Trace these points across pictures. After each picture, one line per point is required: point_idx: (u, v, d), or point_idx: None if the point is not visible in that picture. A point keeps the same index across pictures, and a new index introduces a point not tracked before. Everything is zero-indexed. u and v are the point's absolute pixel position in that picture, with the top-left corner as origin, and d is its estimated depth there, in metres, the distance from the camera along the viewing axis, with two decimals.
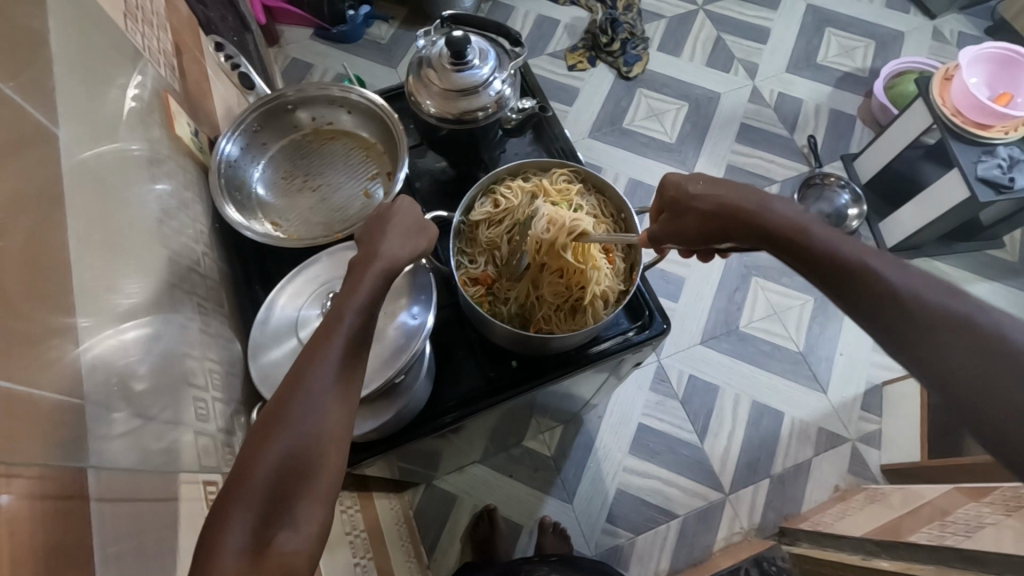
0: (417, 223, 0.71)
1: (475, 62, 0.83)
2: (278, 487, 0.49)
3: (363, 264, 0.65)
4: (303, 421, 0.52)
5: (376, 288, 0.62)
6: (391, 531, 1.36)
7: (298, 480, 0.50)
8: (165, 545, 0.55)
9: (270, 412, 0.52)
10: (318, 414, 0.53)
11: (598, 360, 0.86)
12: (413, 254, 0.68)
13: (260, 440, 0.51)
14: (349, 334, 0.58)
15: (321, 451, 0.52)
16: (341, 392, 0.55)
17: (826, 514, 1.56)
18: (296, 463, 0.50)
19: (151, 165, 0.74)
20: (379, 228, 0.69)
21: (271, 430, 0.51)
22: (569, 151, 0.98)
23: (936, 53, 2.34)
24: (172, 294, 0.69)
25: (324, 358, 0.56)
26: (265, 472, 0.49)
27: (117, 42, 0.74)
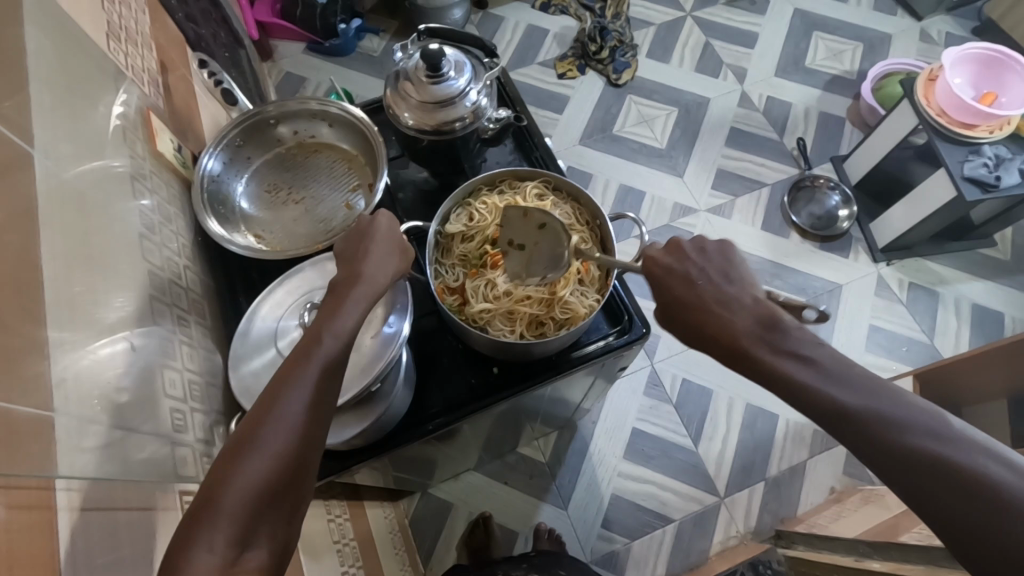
0: (399, 243, 0.72)
1: (450, 74, 0.85)
2: (246, 508, 0.50)
3: (344, 286, 0.67)
4: (273, 443, 0.53)
5: (355, 311, 0.64)
6: (385, 540, 1.36)
7: (264, 502, 0.51)
8: (139, 554, 0.56)
9: (240, 433, 0.53)
10: (289, 436, 0.54)
11: (578, 365, 0.87)
12: (391, 272, 0.69)
13: (229, 461, 0.52)
14: (324, 359, 0.59)
15: (289, 472, 0.53)
16: (313, 415, 0.56)
17: (821, 516, 1.55)
18: (265, 486, 0.51)
19: (133, 180, 0.76)
20: (363, 244, 0.70)
21: (241, 452, 0.52)
22: (549, 159, 0.99)
23: (923, 55, 2.35)
24: (153, 306, 0.70)
25: (299, 380, 0.57)
26: (234, 493, 0.50)
27: (99, 62, 0.76)
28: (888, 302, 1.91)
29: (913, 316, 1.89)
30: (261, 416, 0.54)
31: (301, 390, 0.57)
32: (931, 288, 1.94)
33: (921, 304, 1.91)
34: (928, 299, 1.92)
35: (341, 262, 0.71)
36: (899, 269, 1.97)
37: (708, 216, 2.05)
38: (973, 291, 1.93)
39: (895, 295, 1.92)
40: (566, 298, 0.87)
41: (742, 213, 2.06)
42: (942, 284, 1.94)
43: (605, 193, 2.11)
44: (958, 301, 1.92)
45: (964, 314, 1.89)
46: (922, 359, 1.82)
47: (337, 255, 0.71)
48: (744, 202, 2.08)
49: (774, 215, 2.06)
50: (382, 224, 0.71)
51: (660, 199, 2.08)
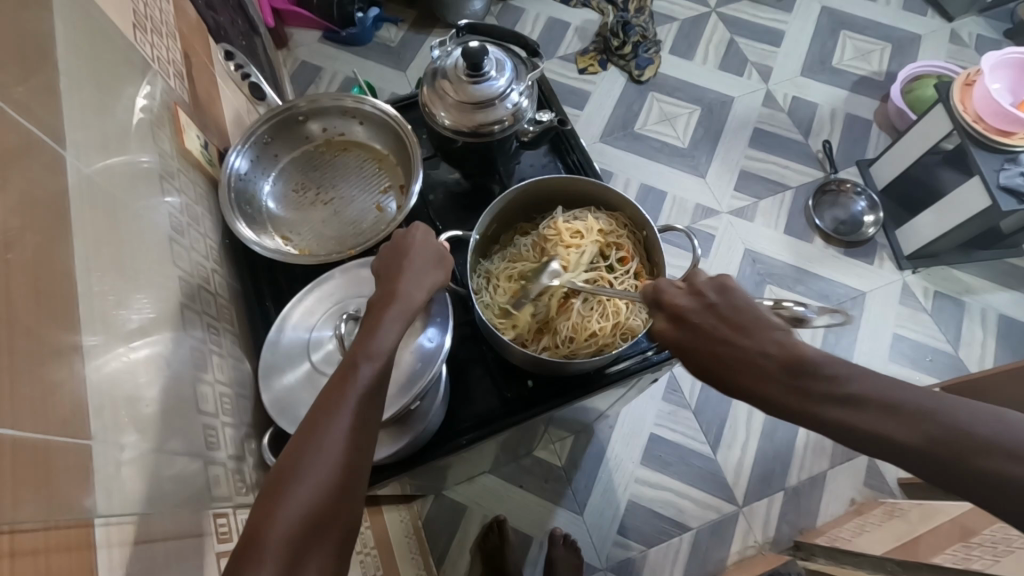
0: (438, 257, 0.70)
1: (491, 74, 0.81)
2: (294, 542, 0.47)
3: (381, 304, 0.64)
4: (317, 473, 0.50)
5: (395, 329, 0.62)
6: (401, 544, 1.34)
7: (311, 535, 0.48)
8: None
9: (282, 463, 0.51)
10: (333, 464, 0.51)
11: (617, 381, 0.84)
12: (430, 288, 0.67)
13: (273, 495, 0.49)
14: (364, 382, 0.57)
15: (335, 501, 0.50)
16: (355, 442, 0.54)
17: (842, 529, 1.53)
18: (313, 518, 0.49)
19: (161, 178, 0.72)
20: (398, 261, 0.68)
21: (284, 483, 0.50)
22: (587, 164, 0.96)
23: (953, 57, 2.29)
24: (182, 314, 0.67)
25: (340, 405, 0.55)
26: (279, 526, 0.47)
27: (126, 52, 0.72)
28: (913, 310, 1.88)
29: (937, 326, 1.85)
30: (303, 445, 0.52)
31: (343, 415, 0.54)
32: (957, 297, 1.90)
33: (947, 313, 1.87)
34: (954, 308, 1.88)
35: (378, 280, 0.69)
36: (924, 277, 1.93)
37: (730, 219, 2.01)
38: (1000, 302, 1.89)
39: (920, 304, 1.89)
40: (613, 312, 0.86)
41: (765, 216, 2.02)
42: (969, 293, 1.90)
43: (626, 192, 2.07)
44: (984, 311, 1.88)
45: (990, 325, 1.86)
46: (946, 369, 1.79)
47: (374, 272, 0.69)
48: (766, 205, 2.04)
49: (797, 219, 2.01)
50: (418, 236, 0.69)
51: (681, 200, 2.04)
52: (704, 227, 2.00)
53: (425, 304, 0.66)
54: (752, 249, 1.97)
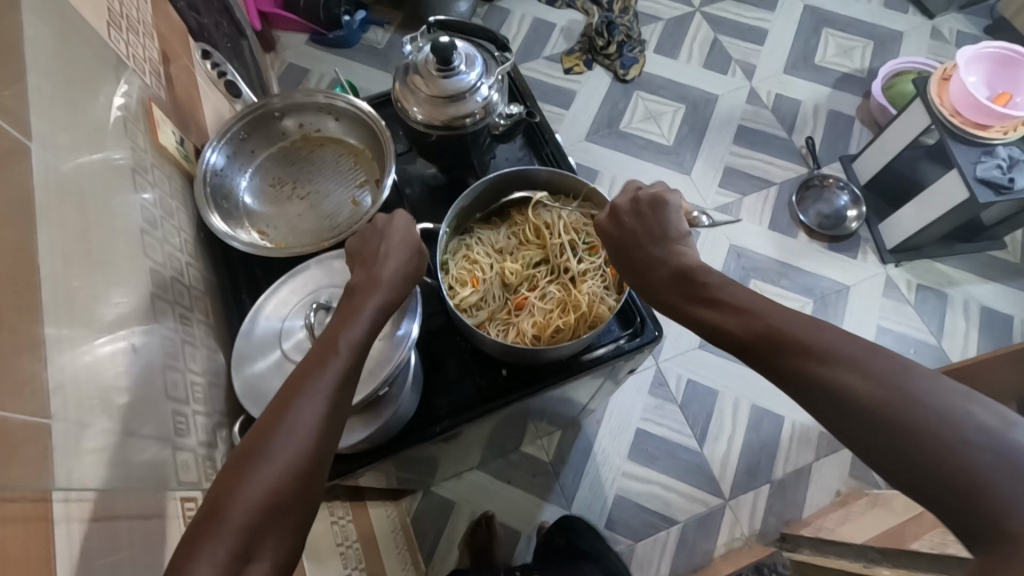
0: (417, 245, 0.70)
1: (461, 68, 0.82)
2: (252, 519, 0.48)
3: (360, 290, 0.65)
4: (279, 456, 0.52)
5: (372, 317, 0.63)
6: (387, 536, 1.36)
7: (269, 516, 0.50)
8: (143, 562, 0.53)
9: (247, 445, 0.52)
10: (297, 446, 0.53)
11: (590, 368, 0.85)
12: (409, 275, 0.68)
13: (236, 474, 0.51)
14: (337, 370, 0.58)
15: (296, 482, 0.51)
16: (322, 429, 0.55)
17: (827, 519, 1.54)
18: (271, 499, 0.50)
19: (135, 173, 0.73)
20: (380, 246, 0.69)
21: (249, 460, 0.51)
22: (561, 158, 0.97)
23: (935, 53, 2.32)
24: (153, 304, 0.67)
25: (311, 389, 0.56)
26: (239, 506, 0.49)
27: (99, 50, 0.73)
28: (896, 303, 1.89)
29: (921, 318, 1.87)
30: (271, 428, 0.53)
31: (311, 401, 0.55)
32: (940, 290, 1.91)
33: (930, 305, 1.89)
34: (937, 301, 1.90)
35: (358, 263, 0.69)
36: (907, 270, 1.95)
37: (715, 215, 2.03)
38: (983, 294, 1.91)
39: (903, 297, 1.90)
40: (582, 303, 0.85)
41: (750, 212, 2.04)
42: (952, 285, 1.92)
43: (612, 190, 2.08)
44: (967, 303, 1.90)
45: (972, 317, 1.87)
46: (930, 361, 1.80)
47: (352, 258, 0.69)
48: (750, 202, 2.06)
49: (781, 214, 2.03)
50: (399, 224, 0.70)
51: None
52: None
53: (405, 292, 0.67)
54: (736, 244, 1.99)
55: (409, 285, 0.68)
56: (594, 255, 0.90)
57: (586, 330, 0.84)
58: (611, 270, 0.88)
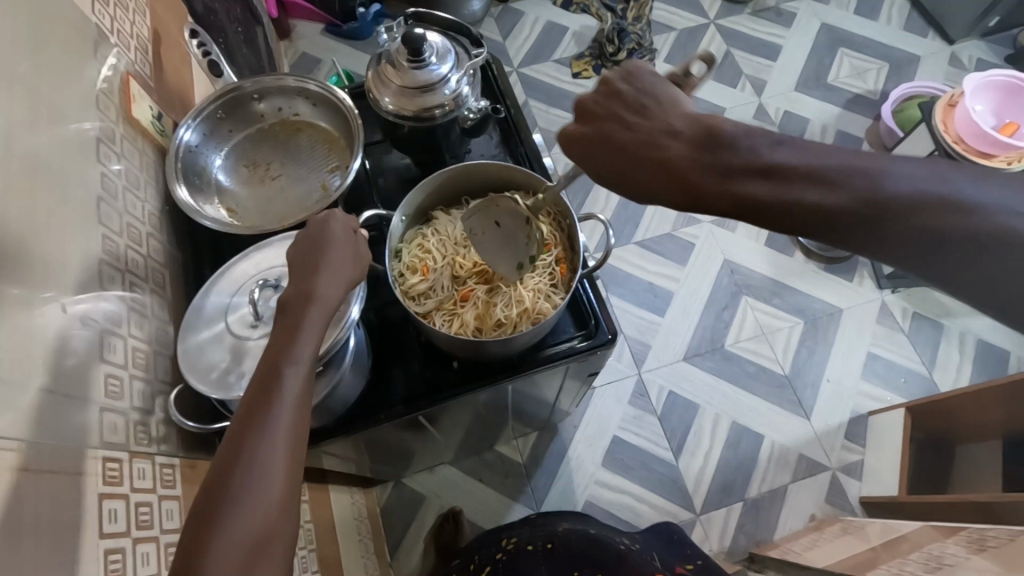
0: (351, 254, 0.71)
1: (432, 60, 0.83)
2: (238, 559, 0.50)
3: (298, 305, 0.65)
4: (254, 489, 0.53)
5: (315, 332, 0.64)
6: (348, 524, 1.36)
7: (257, 546, 0.51)
8: (61, 520, 0.50)
9: (215, 487, 0.52)
10: (271, 479, 0.54)
11: (541, 365, 0.85)
12: (347, 282, 0.69)
13: (209, 517, 0.51)
14: (291, 392, 0.59)
15: (276, 510, 0.53)
16: (290, 451, 0.56)
17: (797, 542, 1.51)
18: (255, 531, 0.52)
19: (102, 144, 0.75)
20: (315, 260, 0.69)
21: (221, 502, 0.52)
22: (533, 157, 0.98)
23: (951, 79, 2.28)
24: (102, 269, 0.68)
25: (267, 417, 0.56)
26: (220, 545, 0.50)
27: (77, 22, 0.75)
28: (889, 330, 1.86)
29: (913, 347, 1.84)
30: (236, 463, 0.54)
31: (271, 427, 0.56)
32: (936, 319, 1.88)
33: (924, 335, 1.86)
34: (931, 330, 1.86)
35: (290, 277, 0.69)
36: (904, 298, 1.91)
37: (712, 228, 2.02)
38: (981, 327, 1.86)
39: (897, 324, 1.87)
40: (526, 299, 0.87)
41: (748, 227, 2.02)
42: (948, 316, 1.88)
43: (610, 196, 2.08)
44: (963, 335, 1.85)
45: (968, 349, 1.83)
46: (919, 392, 1.77)
47: (289, 266, 0.69)
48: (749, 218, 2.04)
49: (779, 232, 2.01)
50: (336, 234, 0.71)
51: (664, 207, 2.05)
52: (685, 234, 2.00)
53: (342, 301, 0.68)
54: (731, 260, 1.97)
55: (344, 295, 0.69)
56: (546, 252, 0.90)
57: (528, 327, 0.86)
58: (560, 268, 0.88)
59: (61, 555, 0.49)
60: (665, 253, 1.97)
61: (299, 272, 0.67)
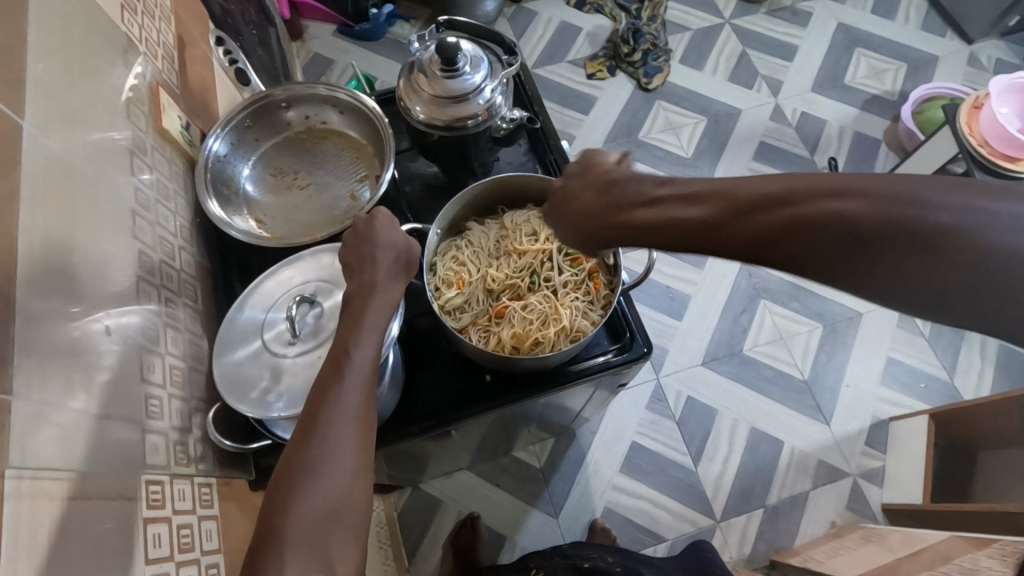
0: (405, 245, 0.70)
1: (466, 69, 0.82)
2: (312, 533, 0.49)
3: (359, 294, 0.65)
4: (326, 464, 0.52)
5: (380, 314, 0.63)
6: (369, 531, 1.35)
7: (331, 522, 0.50)
8: (109, 547, 0.49)
9: (289, 461, 0.52)
10: (343, 453, 0.53)
11: (575, 379, 0.84)
12: (406, 273, 0.68)
13: (283, 492, 0.51)
14: (359, 370, 0.58)
15: (350, 485, 0.52)
16: (361, 430, 0.56)
17: (818, 550, 1.49)
18: (330, 505, 0.51)
19: (134, 155, 0.74)
20: (371, 249, 0.69)
21: (295, 475, 0.51)
22: (564, 166, 0.96)
23: (970, 80, 2.25)
24: (138, 286, 0.67)
25: (336, 395, 0.56)
26: (296, 519, 0.49)
27: (106, 32, 0.74)
28: (909, 335, 1.84)
29: (933, 352, 1.82)
30: (308, 438, 0.53)
31: (342, 404, 0.56)
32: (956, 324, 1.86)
33: (944, 339, 1.84)
34: (952, 335, 1.84)
35: (347, 270, 0.69)
36: None
37: None
38: None
39: (917, 328, 1.85)
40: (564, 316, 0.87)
41: None
42: None
43: None
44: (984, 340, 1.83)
45: (989, 354, 1.81)
46: (939, 398, 1.75)
47: (342, 262, 0.69)
48: None
49: None
50: (385, 226, 0.70)
51: None
52: None
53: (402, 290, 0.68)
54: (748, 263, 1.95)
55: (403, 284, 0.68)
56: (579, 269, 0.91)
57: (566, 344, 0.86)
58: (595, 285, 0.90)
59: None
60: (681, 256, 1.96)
61: (360, 261, 0.67)
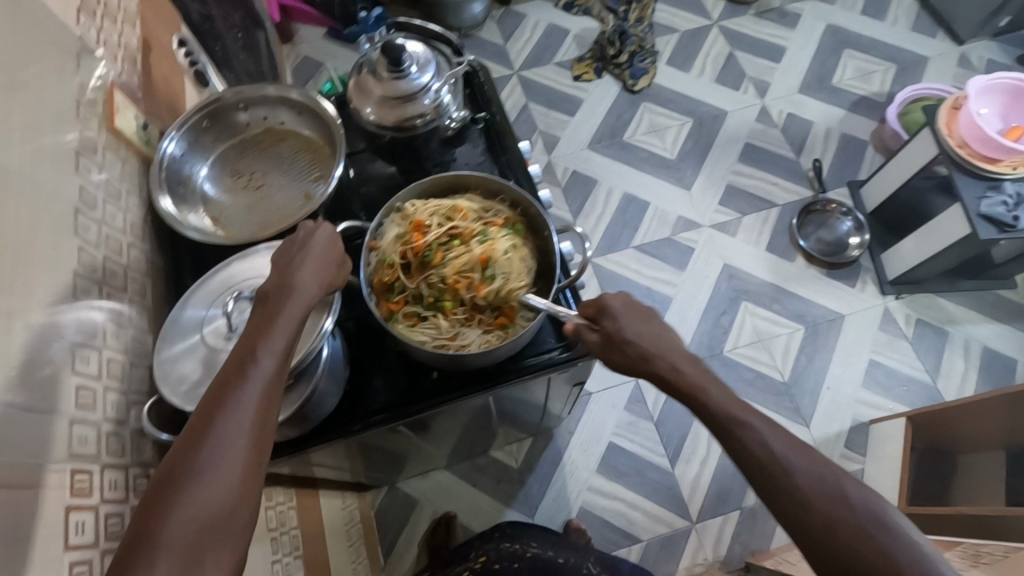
0: (336, 256, 0.74)
1: (412, 70, 0.83)
2: (188, 538, 0.50)
3: (277, 297, 0.67)
4: (212, 471, 0.53)
5: (292, 321, 0.66)
6: (338, 529, 1.36)
7: (210, 529, 0.51)
8: (25, 536, 0.51)
9: (173, 466, 0.53)
10: (230, 461, 0.55)
11: (526, 374, 0.86)
12: (330, 285, 0.71)
13: (163, 497, 0.52)
14: (261, 379, 0.60)
15: (236, 492, 0.54)
16: (253, 437, 0.57)
17: (792, 553, 1.49)
18: (210, 511, 0.52)
19: (82, 155, 0.76)
20: (299, 255, 0.72)
21: (180, 481, 0.52)
22: (516, 165, 0.97)
23: (959, 81, 2.23)
24: (77, 281, 0.68)
25: (236, 400, 0.58)
26: (173, 525, 0.50)
27: (60, 36, 0.75)
28: (892, 337, 1.83)
29: (917, 354, 1.81)
30: (197, 444, 0.54)
31: (238, 412, 0.57)
32: (940, 326, 1.84)
33: (928, 342, 1.82)
34: (935, 337, 1.83)
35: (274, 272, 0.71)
36: (907, 304, 1.88)
37: (712, 233, 2.00)
38: (986, 335, 1.83)
39: (900, 331, 1.84)
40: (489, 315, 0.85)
41: (748, 232, 2.00)
42: (952, 323, 1.85)
43: (609, 200, 2.06)
44: (968, 342, 1.82)
45: (973, 357, 1.80)
46: (921, 400, 1.74)
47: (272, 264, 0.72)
48: (750, 222, 2.02)
49: (780, 237, 1.99)
50: (321, 235, 0.73)
51: (663, 211, 2.04)
52: (684, 239, 1.99)
53: (321, 297, 0.70)
54: (730, 264, 1.95)
55: (326, 291, 0.71)
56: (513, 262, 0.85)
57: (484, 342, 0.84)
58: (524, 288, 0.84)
59: (26, 567, 0.50)
60: (663, 257, 1.96)
61: (283, 265, 0.70)
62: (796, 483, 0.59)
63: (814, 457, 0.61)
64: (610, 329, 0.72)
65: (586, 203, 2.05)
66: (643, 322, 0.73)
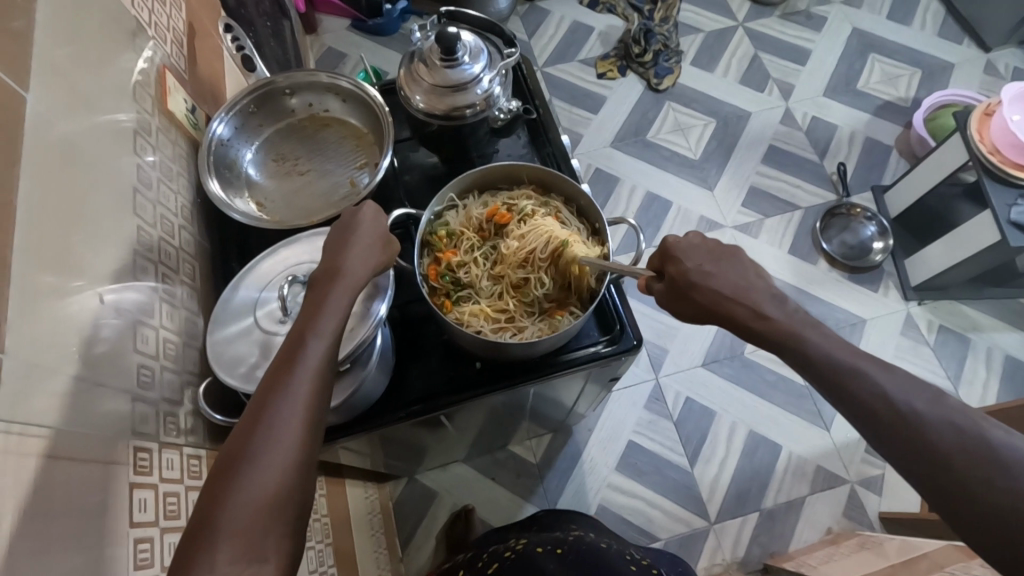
0: (382, 238, 0.73)
1: (465, 59, 0.83)
2: (246, 520, 0.50)
3: (325, 281, 0.67)
4: (268, 454, 0.53)
5: (338, 308, 0.65)
6: (362, 520, 1.36)
7: (267, 512, 0.51)
8: (94, 511, 0.51)
9: (229, 449, 0.53)
10: (284, 444, 0.55)
11: (565, 368, 0.86)
12: (376, 268, 0.71)
13: (222, 480, 0.52)
14: (312, 363, 0.60)
15: (291, 474, 0.54)
16: (306, 420, 0.57)
17: (811, 555, 1.48)
18: (267, 493, 0.52)
19: (138, 136, 0.76)
20: (346, 239, 0.71)
21: (237, 464, 0.52)
22: (560, 157, 0.97)
23: (986, 88, 2.22)
24: (136, 260, 0.69)
25: (288, 387, 0.58)
26: (232, 506, 0.50)
27: (116, 16, 0.75)
28: (914, 343, 1.83)
29: (938, 360, 1.80)
30: (252, 428, 0.54)
31: (291, 396, 0.57)
32: (963, 333, 1.84)
33: (950, 348, 1.82)
34: (957, 344, 1.82)
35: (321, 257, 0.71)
36: (929, 310, 1.87)
37: (734, 233, 1.99)
38: (1009, 343, 1.83)
39: (922, 336, 1.83)
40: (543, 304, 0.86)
41: (771, 234, 1.99)
42: (975, 330, 1.84)
43: (631, 199, 2.06)
44: (990, 350, 1.81)
45: (995, 365, 1.79)
46: None
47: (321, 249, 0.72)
48: (773, 224, 2.01)
49: (803, 239, 1.98)
50: (366, 217, 0.72)
51: (685, 210, 2.03)
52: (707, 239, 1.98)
53: (368, 281, 0.69)
54: None
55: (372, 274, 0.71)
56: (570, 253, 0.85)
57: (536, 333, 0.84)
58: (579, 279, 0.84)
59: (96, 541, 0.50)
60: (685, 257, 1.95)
61: (330, 249, 0.69)
62: (923, 429, 0.55)
63: (945, 399, 0.56)
64: (674, 272, 0.75)
65: (609, 201, 2.05)
66: (715, 267, 0.73)
